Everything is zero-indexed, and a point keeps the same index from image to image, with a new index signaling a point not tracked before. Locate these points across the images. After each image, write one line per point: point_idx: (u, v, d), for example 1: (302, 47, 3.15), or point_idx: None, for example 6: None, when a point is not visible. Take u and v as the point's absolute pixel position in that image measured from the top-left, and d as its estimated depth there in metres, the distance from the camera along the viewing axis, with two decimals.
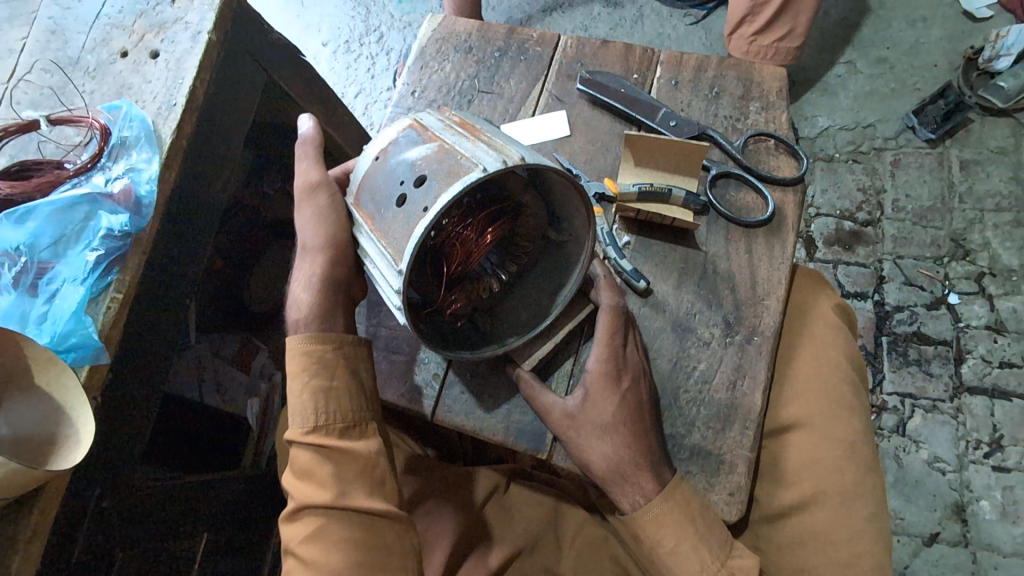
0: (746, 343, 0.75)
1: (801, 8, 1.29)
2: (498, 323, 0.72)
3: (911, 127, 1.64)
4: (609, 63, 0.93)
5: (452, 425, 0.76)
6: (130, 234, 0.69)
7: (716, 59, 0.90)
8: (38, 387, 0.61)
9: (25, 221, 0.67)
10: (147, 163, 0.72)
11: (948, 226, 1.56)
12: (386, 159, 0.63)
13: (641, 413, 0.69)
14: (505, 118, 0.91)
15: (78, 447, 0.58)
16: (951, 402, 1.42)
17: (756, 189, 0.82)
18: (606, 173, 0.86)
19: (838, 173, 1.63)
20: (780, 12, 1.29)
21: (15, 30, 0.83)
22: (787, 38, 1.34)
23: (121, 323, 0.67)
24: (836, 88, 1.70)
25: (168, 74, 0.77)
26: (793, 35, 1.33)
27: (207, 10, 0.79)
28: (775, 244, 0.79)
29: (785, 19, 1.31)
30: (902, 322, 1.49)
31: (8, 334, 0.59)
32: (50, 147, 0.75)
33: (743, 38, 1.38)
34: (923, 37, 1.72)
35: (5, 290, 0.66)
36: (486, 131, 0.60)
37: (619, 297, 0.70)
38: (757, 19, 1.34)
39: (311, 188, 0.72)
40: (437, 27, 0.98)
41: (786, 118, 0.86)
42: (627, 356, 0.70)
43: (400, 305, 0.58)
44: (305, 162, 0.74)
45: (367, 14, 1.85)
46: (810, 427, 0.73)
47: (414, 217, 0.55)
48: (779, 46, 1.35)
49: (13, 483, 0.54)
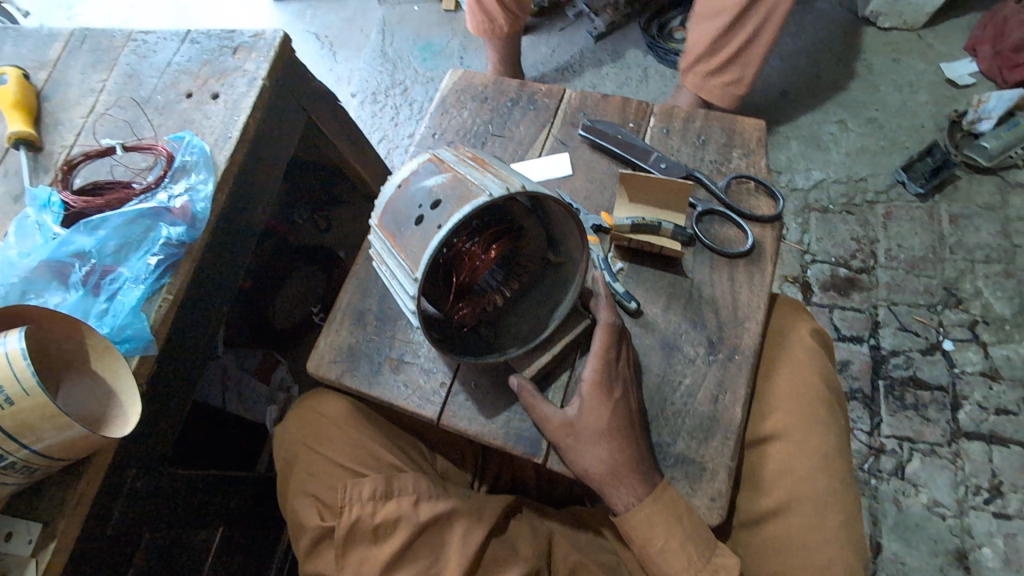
0: (728, 361, 0.82)
1: (750, 61, 1.48)
2: (500, 336, 0.79)
3: (901, 182, 1.74)
4: (608, 113, 1.04)
5: (456, 429, 0.84)
6: (185, 243, 0.79)
7: (703, 112, 1.01)
8: (92, 372, 0.69)
9: (97, 230, 0.77)
10: (204, 185, 0.82)
11: (940, 275, 1.63)
12: (407, 186, 0.72)
13: (631, 421, 0.75)
14: (515, 157, 1.02)
15: (128, 421, 0.66)
16: (948, 447, 1.45)
17: (737, 223, 0.91)
18: (603, 208, 0.95)
19: (831, 222, 1.72)
20: (730, 59, 1.47)
21: (98, 74, 0.97)
22: (733, 85, 1.51)
23: (169, 320, 0.77)
24: (828, 144, 1.82)
25: (226, 112, 0.89)
26: (739, 83, 1.51)
27: (263, 60, 0.93)
28: (755, 274, 0.87)
29: (734, 67, 1.49)
30: (898, 366, 1.54)
31: (73, 323, 0.67)
32: (120, 169, 0.87)
33: (697, 74, 1.52)
34: (909, 100, 1.85)
35: (74, 288, 0.76)
36: (493, 165, 0.71)
37: (616, 316, 0.77)
38: (711, 61, 1.49)
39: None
40: (458, 80, 1.11)
41: (765, 164, 0.96)
42: (619, 368, 0.76)
43: (415, 310, 0.66)
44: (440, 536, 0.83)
45: (394, 70, 2.04)
46: (788, 438, 0.81)
47: (430, 232, 0.64)
48: (726, 89, 1.52)
49: (69, 449, 0.62)
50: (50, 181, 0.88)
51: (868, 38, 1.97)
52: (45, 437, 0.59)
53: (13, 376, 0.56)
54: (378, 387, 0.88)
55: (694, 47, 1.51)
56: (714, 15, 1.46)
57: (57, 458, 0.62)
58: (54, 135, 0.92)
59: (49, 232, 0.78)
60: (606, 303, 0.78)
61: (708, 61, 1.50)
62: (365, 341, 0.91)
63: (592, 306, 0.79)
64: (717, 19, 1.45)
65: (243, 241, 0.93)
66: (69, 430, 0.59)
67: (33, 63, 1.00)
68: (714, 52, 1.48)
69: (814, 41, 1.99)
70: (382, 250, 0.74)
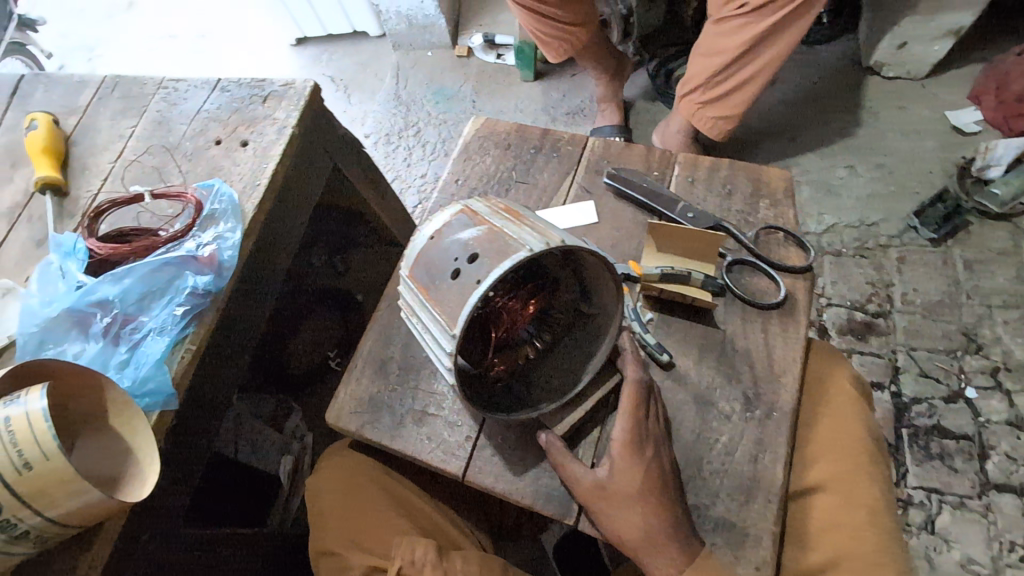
0: (766, 419, 0.79)
1: (743, 99, 1.53)
2: (531, 389, 0.77)
3: (914, 227, 1.73)
4: (632, 162, 1.05)
5: (482, 487, 0.80)
6: (211, 292, 0.77)
7: (727, 162, 1.02)
8: (110, 428, 0.66)
9: (122, 279, 0.75)
10: (232, 233, 0.81)
11: (958, 320, 1.60)
12: (439, 239, 0.71)
13: (665, 483, 0.71)
14: (539, 205, 1.02)
15: (144, 482, 0.62)
16: (980, 500, 1.39)
17: (768, 274, 0.89)
18: (630, 257, 0.95)
19: (846, 265, 1.72)
20: (728, 92, 1.51)
21: (127, 119, 0.98)
22: (726, 120, 1.57)
23: (191, 371, 0.75)
24: (839, 190, 1.83)
25: (255, 159, 0.90)
26: (731, 119, 1.57)
27: (293, 109, 0.94)
28: (789, 326, 0.85)
29: (730, 101, 1.53)
30: (921, 415, 1.50)
31: (95, 377, 0.65)
32: (147, 216, 0.86)
33: (692, 102, 1.56)
34: (918, 147, 1.86)
35: (94, 338, 0.74)
36: (528, 218, 0.69)
37: (643, 370, 0.75)
38: (708, 91, 1.53)
39: None
40: (480, 127, 1.12)
41: (793, 215, 0.96)
42: (651, 426, 0.73)
43: (451, 366, 0.64)
44: None
45: (407, 112, 2.07)
46: (832, 491, 0.80)
47: (469, 287, 0.63)
48: (717, 120, 1.57)
49: (83, 516, 0.58)
50: (74, 227, 0.87)
51: (872, 87, 2.00)
52: (59, 503, 0.56)
53: (34, 439, 0.54)
54: (400, 441, 0.84)
55: (706, 90, 1.53)
56: (711, 53, 1.49)
57: (70, 524, 0.58)
58: (82, 180, 0.93)
59: (73, 281, 0.76)
60: (637, 358, 0.75)
61: (704, 91, 1.53)
62: (387, 391, 0.88)
63: (621, 359, 0.77)
64: (717, 57, 1.47)
65: (266, 286, 0.91)
66: (86, 496, 0.56)
67: (63, 110, 1.01)
68: (712, 84, 1.51)
69: (817, 88, 2.04)
70: (414, 302, 0.72)
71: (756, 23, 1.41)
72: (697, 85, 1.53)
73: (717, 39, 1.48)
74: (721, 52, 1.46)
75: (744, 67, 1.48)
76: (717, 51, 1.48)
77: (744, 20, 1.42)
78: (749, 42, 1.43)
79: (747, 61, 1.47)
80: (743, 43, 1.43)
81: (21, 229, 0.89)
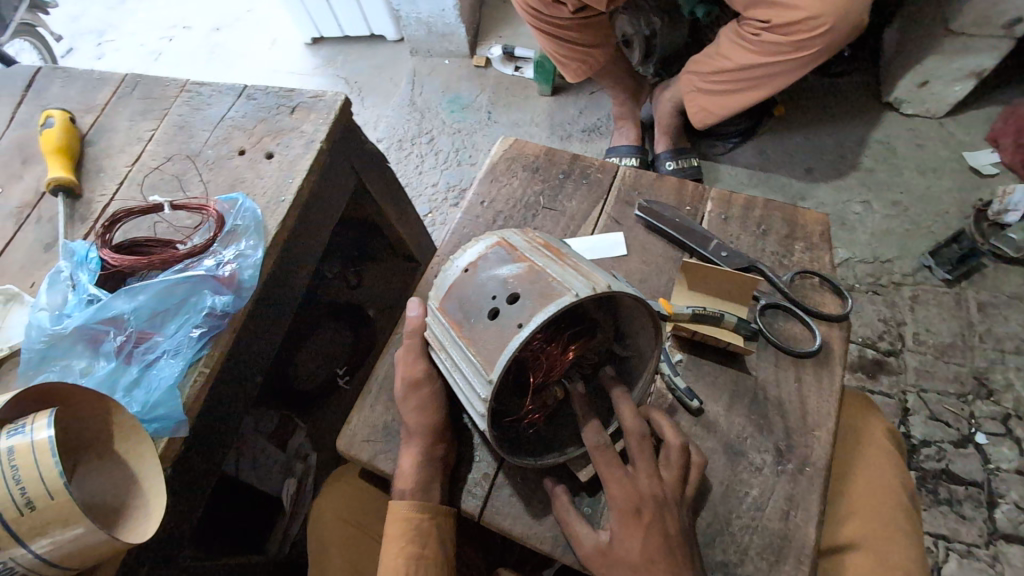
0: (798, 473, 0.76)
1: (737, 101, 1.54)
2: (560, 433, 0.74)
3: (928, 267, 1.57)
4: (664, 194, 1.02)
5: (499, 529, 0.75)
6: (229, 313, 0.74)
7: (762, 201, 0.99)
8: (114, 455, 0.62)
9: (137, 295, 0.72)
10: (254, 251, 0.78)
11: (969, 363, 1.45)
12: (475, 272, 0.68)
13: (670, 548, 0.64)
14: (567, 233, 0.99)
15: (146, 520, 0.59)
16: (987, 549, 1.26)
17: (803, 321, 0.87)
18: (660, 293, 0.92)
19: (858, 302, 1.56)
20: (726, 93, 1.53)
21: (147, 122, 0.95)
22: (712, 115, 1.59)
23: (202, 396, 0.72)
24: (854, 224, 1.67)
25: (280, 173, 0.87)
26: (718, 115, 1.58)
27: (322, 123, 0.90)
28: (823, 376, 0.83)
29: (726, 101, 1.55)
30: (930, 458, 1.36)
31: (103, 399, 0.61)
32: (163, 227, 0.83)
33: (691, 83, 1.55)
34: (934, 186, 1.69)
35: (107, 357, 0.71)
36: (571, 257, 0.67)
37: (604, 433, 0.67)
38: (711, 83, 1.52)
39: (416, 380, 0.77)
40: (508, 148, 1.09)
41: (829, 260, 0.93)
42: (644, 486, 0.66)
43: (485, 413, 0.61)
44: (407, 349, 0.78)
45: (422, 119, 2.05)
46: (868, 553, 0.77)
47: (508, 331, 0.60)
48: (706, 109, 1.58)
49: (87, 555, 0.54)
50: (85, 233, 0.84)
51: (887, 121, 1.82)
52: (60, 544, 0.52)
53: (38, 476, 0.50)
54: None
55: (709, 81, 1.52)
56: (718, 54, 1.47)
57: (72, 564, 0.55)
58: (96, 182, 0.89)
59: (84, 294, 0.73)
60: (625, 407, 0.68)
61: (706, 79, 1.52)
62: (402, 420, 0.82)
63: (579, 414, 0.69)
64: (725, 62, 1.46)
65: (281, 304, 0.87)
66: (83, 538, 0.53)
67: (79, 107, 0.97)
68: (713, 79, 1.51)
69: (833, 111, 1.86)
70: (443, 336, 0.69)
71: (760, 53, 1.41)
72: (701, 73, 1.52)
73: (728, 47, 1.45)
74: (731, 58, 1.45)
75: (751, 75, 1.47)
76: (726, 56, 1.46)
77: (756, 44, 1.40)
78: (758, 61, 1.42)
79: (754, 74, 1.46)
80: (752, 60, 1.43)
81: (30, 230, 0.86)
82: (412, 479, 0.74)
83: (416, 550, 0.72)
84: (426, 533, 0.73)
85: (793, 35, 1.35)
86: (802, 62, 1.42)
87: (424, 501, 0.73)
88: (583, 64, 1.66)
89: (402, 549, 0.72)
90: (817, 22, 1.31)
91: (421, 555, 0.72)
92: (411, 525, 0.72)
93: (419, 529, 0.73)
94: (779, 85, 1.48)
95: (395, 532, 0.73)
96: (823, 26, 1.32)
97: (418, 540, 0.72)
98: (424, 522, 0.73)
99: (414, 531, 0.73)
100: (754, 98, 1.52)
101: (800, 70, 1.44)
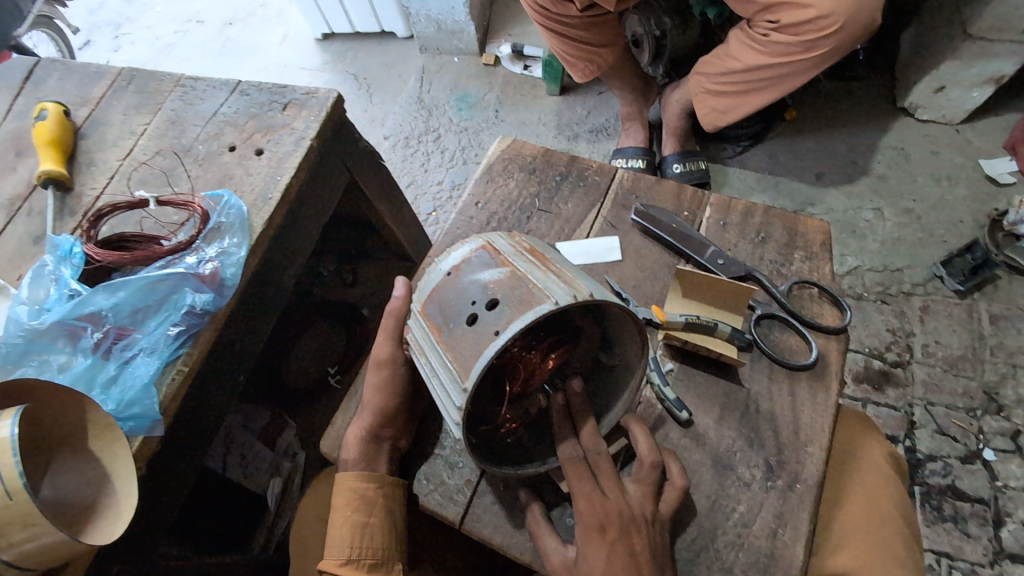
0: (789, 490, 0.74)
1: (747, 103, 1.51)
2: (541, 442, 0.72)
3: (939, 277, 1.53)
4: (663, 200, 1.00)
5: (477, 538, 0.73)
6: (209, 311, 0.74)
7: (762, 208, 0.97)
8: (88, 451, 0.62)
9: (117, 291, 0.71)
10: (238, 249, 0.78)
11: (979, 378, 1.41)
12: (457, 276, 0.67)
13: (640, 567, 0.62)
14: (561, 236, 0.97)
15: (114, 520, 0.58)
16: (992, 569, 1.23)
17: (799, 333, 0.84)
18: (653, 300, 0.90)
19: (866, 311, 1.52)
20: (735, 94, 1.49)
21: (140, 116, 0.95)
22: (721, 117, 1.56)
23: (180, 395, 0.71)
24: (864, 231, 1.63)
25: (268, 170, 0.86)
26: (727, 116, 1.55)
27: (313, 120, 0.89)
28: (818, 391, 0.80)
29: (735, 102, 1.52)
30: (935, 473, 1.32)
31: (76, 395, 0.60)
32: (150, 222, 0.83)
33: (700, 84, 1.52)
34: (948, 194, 1.64)
35: (84, 353, 0.70)
36: (554, 262, 0.65)
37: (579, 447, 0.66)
38: (720, 84, 1.49)
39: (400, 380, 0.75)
40: (505, 149, 1.07)
41: (830, 270, 0.90)
42: (613, 500, 0.65)
43: (459, 421, 0.59)
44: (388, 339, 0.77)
45: (428, 117, 2.03)
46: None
47: (485, 338, 0.58)
48: (715, 110, 1.55)
49: (50, 554, 0.54)
50: (74, 227, 0.84)
51: (900, 126, 1.77)
52: (22, 543, 0.51)
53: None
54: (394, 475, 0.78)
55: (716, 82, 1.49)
56: (727, 54, 1.44)
57: (38, 563, 0.54)
58: (86, 175, 0.89)
59: (66, 288, 0.73)
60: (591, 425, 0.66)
61: (714, 79, 1.49)
62: None
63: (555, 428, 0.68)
64: (733, 62, 1.43)
65: (268, 304, 0.86)
66: (44, 538, 0.52)
67: (75, 100, 0.97)
68: (720, 80, 1.48)
69: (845, 115, 1.82)
70: (423, 340, 0.68)
71: (767, 54, 1.38)
72: (709, 74, 1.49)
73: (736, 48, 1.42)
74: (739, 59, 1.42)
75: (759, 76, 1.44)
76: (734, 57, 1.43)
77: (764, 45, 1.37)
78: (765, 63, 1.39)
79: (763, 76, 1.43)
80: (759, 60, 1.40)
81: (19, 222, 0.86)
82: (355, 449, 0.75)
83: (362, 518, 0.72)
84: (372, 501, 0.73)
85: (801, 34, 1.32)
86: (812, 64, 1.39)
87: (368, 471, 0.74)
88: (590, 64, 1.64)
89: (347, 519, 0.72)
90: (824, 21, 1.28)
91: (368, 524, 0.72)
92: (355, 494, 0.73)
93: (365, 497, 0.73)
94: (788, 87, 1.45)
95: (341, 503, 0.73)
96: (830, 27, 1.29)
97: (363, 509, 0.73)
98: (369, 491, 0.73)
99: (361, 501, 0.73)
100: (764, 100, 1.49)
101: (809, 71, 1.41)
